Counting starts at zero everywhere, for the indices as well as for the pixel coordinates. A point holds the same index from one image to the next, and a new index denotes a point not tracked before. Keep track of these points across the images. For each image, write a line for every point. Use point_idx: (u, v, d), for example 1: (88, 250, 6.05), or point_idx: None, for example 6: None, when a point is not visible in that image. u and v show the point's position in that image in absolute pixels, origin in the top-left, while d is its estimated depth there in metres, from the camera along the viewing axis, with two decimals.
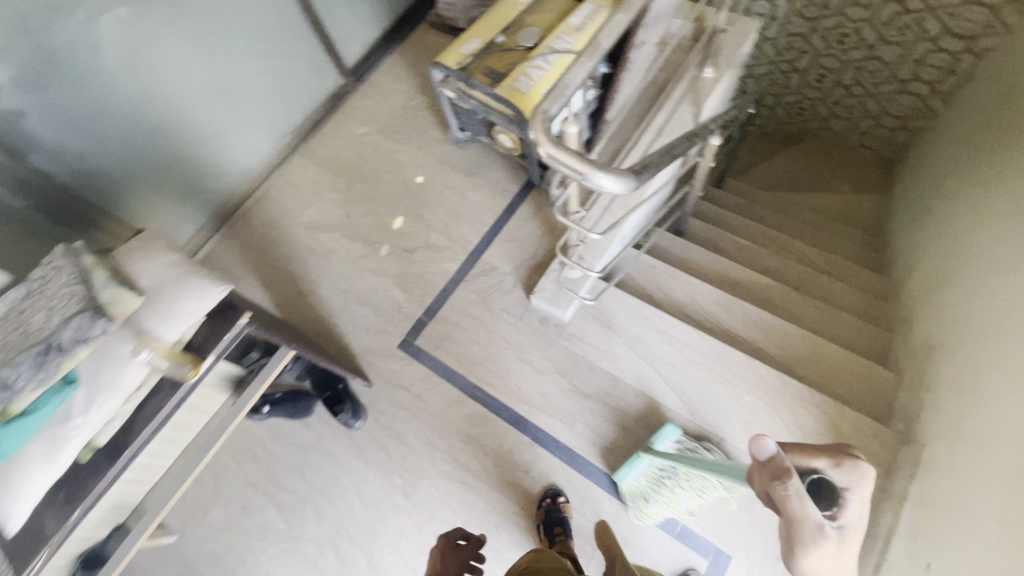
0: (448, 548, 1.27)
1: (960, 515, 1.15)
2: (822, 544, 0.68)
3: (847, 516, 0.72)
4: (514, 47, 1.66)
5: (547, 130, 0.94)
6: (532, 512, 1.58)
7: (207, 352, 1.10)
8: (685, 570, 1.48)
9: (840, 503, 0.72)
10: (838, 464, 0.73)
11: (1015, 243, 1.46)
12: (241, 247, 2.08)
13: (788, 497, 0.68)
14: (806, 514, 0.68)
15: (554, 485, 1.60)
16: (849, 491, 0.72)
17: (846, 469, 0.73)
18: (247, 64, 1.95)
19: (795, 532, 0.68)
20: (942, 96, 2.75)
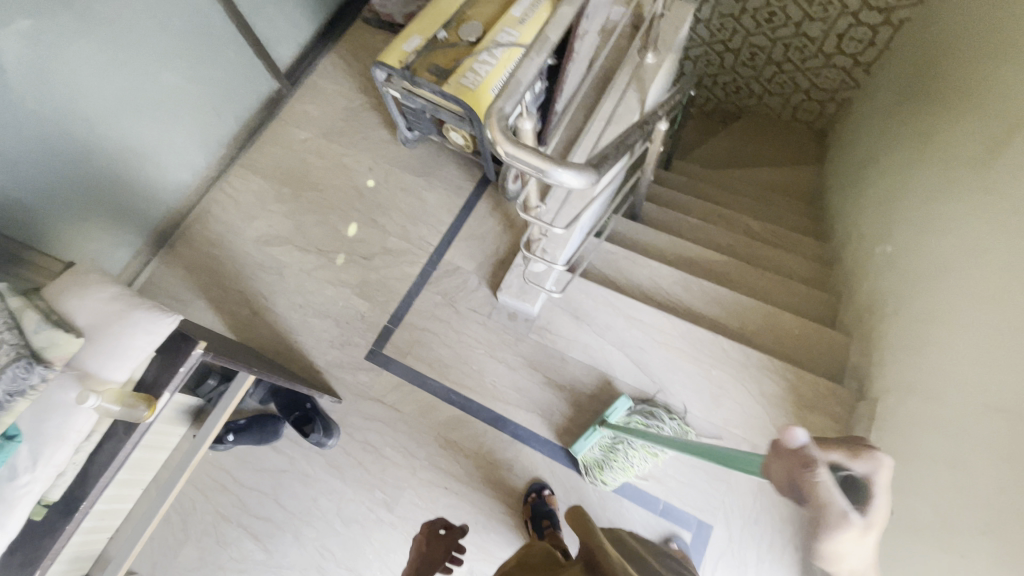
0: (431, 535, 1.33)
1: (916, 462, 1.24)
2: (847, 537, 0.53)
3: (874, 511, 0.55)
4: (457, 42, 1.63)
5: (503, 129, 0.92)
6: (519, 509, 1.58)
7: (162, 389, 1.01)
8: (667, 537, 1.51)
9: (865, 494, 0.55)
10: (854, 456, 0.56)
11: (943, 204, 1.57)
12: (185, 269, 1.96)
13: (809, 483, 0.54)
14: (833, 500, 0.53)
15: (539, 479, 1.61)
16: (874, 484, 0.56)
17: (868, 463, 0.56)
18: (170, 72, 1.82)
19: (819, 520, 0.52)
20: (864, 67, 2.92)
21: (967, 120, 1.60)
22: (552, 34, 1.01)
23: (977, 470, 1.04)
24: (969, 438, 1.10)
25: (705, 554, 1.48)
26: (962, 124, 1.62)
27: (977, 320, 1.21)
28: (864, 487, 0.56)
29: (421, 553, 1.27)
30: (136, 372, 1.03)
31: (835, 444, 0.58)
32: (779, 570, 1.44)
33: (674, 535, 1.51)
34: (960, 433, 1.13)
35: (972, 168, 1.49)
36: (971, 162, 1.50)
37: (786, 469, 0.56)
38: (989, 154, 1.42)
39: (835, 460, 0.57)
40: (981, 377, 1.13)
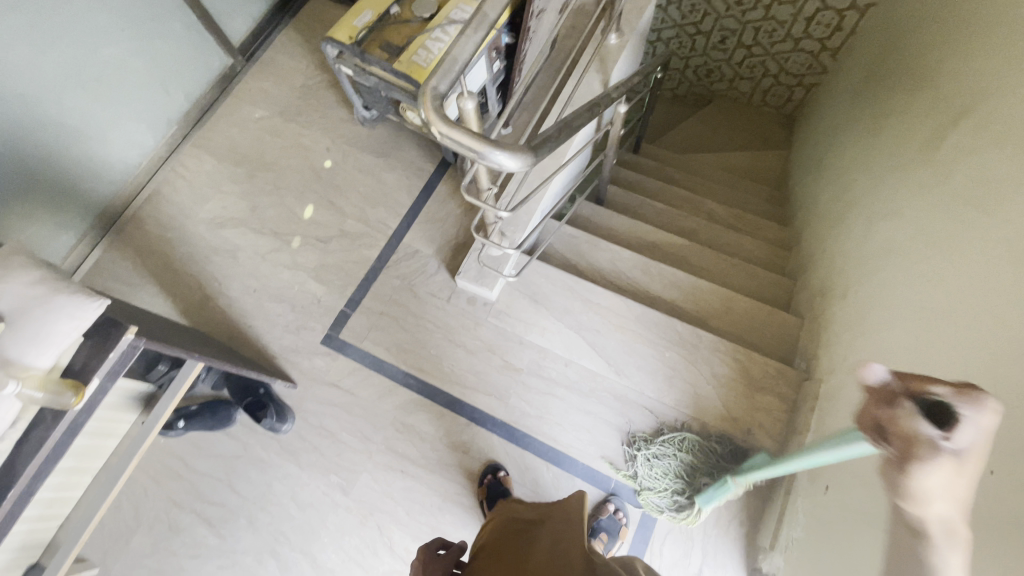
0: (428, 557, 1.04)
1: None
2: (938, 467, 0.55)
3: (962, 446, 0.55)
4: (410, 18, 1.58)
5: (438, 109, 0.90)
6: (474, 488, 1.59)
7: (91, 374, 0.99)
8: (607, 495, 1.58)
9: (954, 427, 0.55)
10: (963, 391, 0.56)
11: (893, 190, 1.60)
12: (135, 251, 1.90)
13: (898, 416, 0.59)
14: (916, 432, 0.57)
15: (494, 460, 1.62)
16: (976, 420, 0.55)
17: (977, 398, 0.55)
18: (110, 46, 1.73)
19: (906, 455, 0.58)
20: (831, 52, 2.94)
21: (920, 107, 1.62)
22: (492, 9, 0.97)
23: None
24: None
25: (653, 529, 1.54)
26: (915, 111, 1.65)
27: (916, 303, 1.25)
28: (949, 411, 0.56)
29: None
30: (63, 358, 0.99)
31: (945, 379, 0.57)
32: (724, 544, 1.48)
33: (612, 495, 1.57)
34: None
35: (920, 154, 1.52)
36: (920, 148, 1.53)
37: (875, 413, 0.63)
38: (938, 139, 1.44)
39: (941, 394, 0.57)
40: (916, 359, 1.16)
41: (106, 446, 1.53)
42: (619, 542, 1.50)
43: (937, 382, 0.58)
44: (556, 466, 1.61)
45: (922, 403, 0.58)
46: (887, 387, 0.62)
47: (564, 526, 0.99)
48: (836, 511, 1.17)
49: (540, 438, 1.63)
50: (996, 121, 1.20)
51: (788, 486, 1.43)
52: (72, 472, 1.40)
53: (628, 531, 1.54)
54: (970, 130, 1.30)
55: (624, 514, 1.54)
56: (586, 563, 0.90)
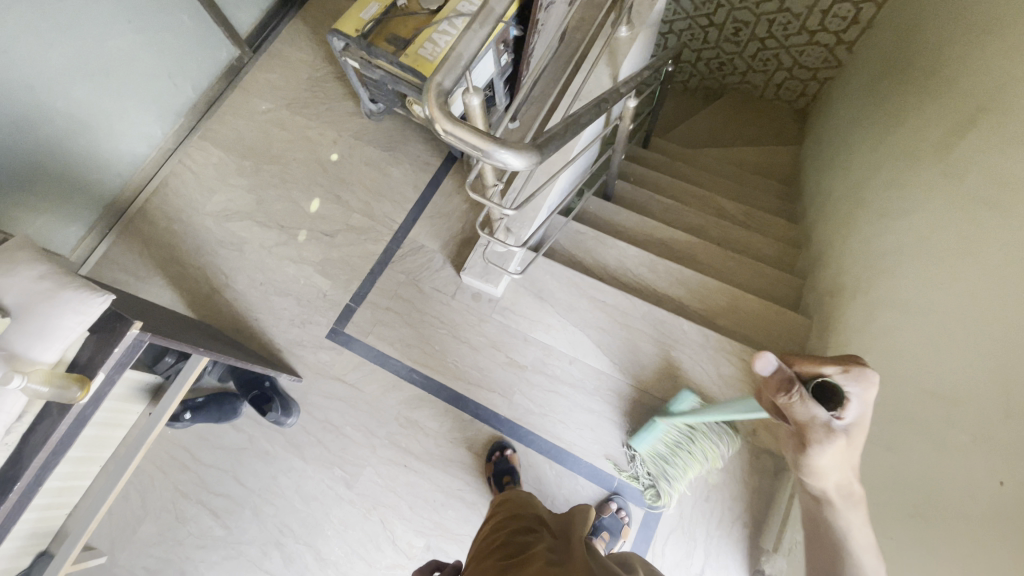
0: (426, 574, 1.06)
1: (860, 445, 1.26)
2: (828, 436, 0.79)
3: (848, 414, 0.79)
4: (417, 10, 1.56)
5: (443, 106, 0.89)
6: (482, 464, 1.61)
7: (96, 368, 0.99)
8: (610, 494, 1.57)
9: (841, 402, 0.79)
10: (844, 370, 0.79)
11: (906, 189, 1.57)
12: (142, 243, 1.91)
13: (796, 406, 0.78)
14: (815, 416, 0.78)
15: (502, 438, 1.63)
16: (855, 391, 0.79)
17: (849, 374, 0.79)
18: (118, 38, 1.73)
19: (808, 432, 0.80)
20: (847, 46, 2.88)
21: (935, 105, 1.59)
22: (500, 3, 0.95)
23: (914, 455, 1.07)
24: (910, 423, 1.12)
25: (656, 529, 1.53)
26: (930, 109, 1.61)
27: (925, 306, 1.23)
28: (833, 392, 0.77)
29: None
30: (68, 353, 1.00)
31: (829, 363, 0.79)
32: (727, 546, 1.48)
33: (615, 494, 1.57)
34: (902, 418, 1.15)
35: (935, 153, 1.49)
36: (935, 147, 1.50)
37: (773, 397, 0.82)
38: (953, 137, 1.41)
39: (827, 374, 0.79)
40: (924, 363, 1.15)
41: (114, 437, 1.55)
42: (621, 541, 1.49)
43: (821, 364, 0.80)
44: (559, 463, 1.61)
45: (808, 381, 0.80)
46: (778, 377, 0.76)
47: (565, 535, 0.99)
48: None
49: (544, 435, 1.63)
50: (1012, 120, 1.17)
51: (792, 488, 1.42)
52: (79, 462, 1.43)
53: (630, 531, 1.53)
54: (985, 130, 1.27)
55: (626, 513, 1.53)
56: (586, 560, 0.89)
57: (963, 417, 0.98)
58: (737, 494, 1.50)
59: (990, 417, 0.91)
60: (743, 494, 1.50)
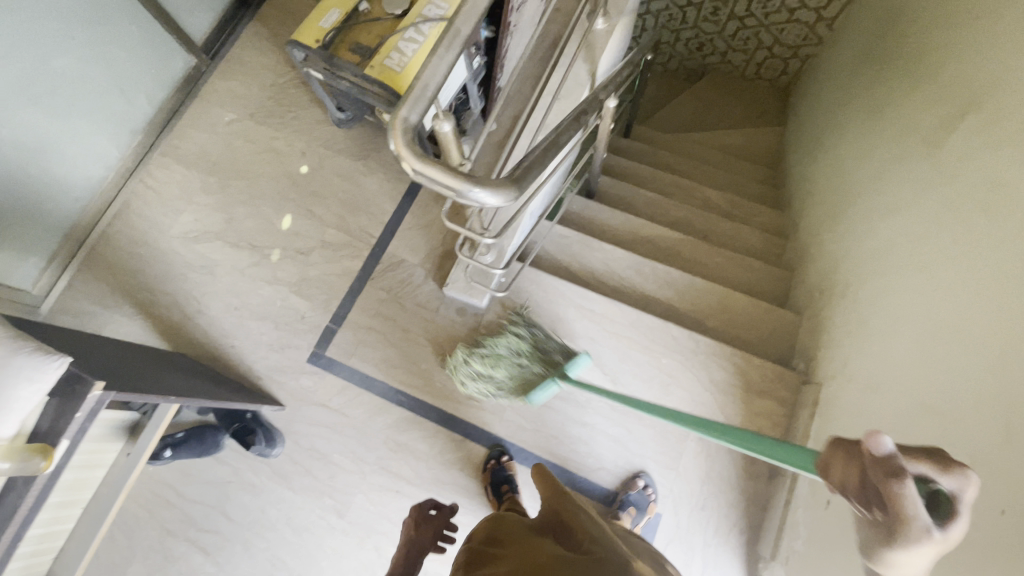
0: (422, 518, 1.29)
1: None
2: (926, 553, 0.52)
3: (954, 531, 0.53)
4: (381, 16, 1.47)
5: (409, 142, 0.81)
6: (478, 475, 1.59)
7: (59, 436, 0.97)
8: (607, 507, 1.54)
9: (945, 511, 0.53)
10: (946, 470, 0.54)
11: (895, 182, 1.54)
12: (107, 270, 1.82)
13: (899, 499, 0.52)
14: (912, 515, 0.52)
15: (498, 444, 1.61)
16: (961, 502, 0.53)
17: (961, 480, 0.54)
18: (61, 56, 1.61)
19: (896, 532, 0.52)
20: (828, 23, 2.82)
21: (923, 94, 1.54)
22: (466, 24, 0.88)
23: None
24: (906, 436, 1.11)
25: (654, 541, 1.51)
26: (918, 98, 1.57)
27: (921, 312, 1.21)
28: (949, 504, 0.53)
29: (410, 536, 1.23)
30: (28, 422, 0.99)
31: (926, 457, 0.56)
32: (724, 553, 1.48)
33: (642, 472, 1.54)
34: (895, 430, 1.14)
35: (924, 145, 1.45)
36: (924, 139, 1.46)
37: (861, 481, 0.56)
38: (943, 130, 1.37)
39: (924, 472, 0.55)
40: (920, 373, 1.13)
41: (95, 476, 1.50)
42: (647, 517, 1.47)
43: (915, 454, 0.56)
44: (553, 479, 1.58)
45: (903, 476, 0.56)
46: (889, 461, 0.54)
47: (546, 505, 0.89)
48: (837, 528, 1.16)
49: (537, 451, 1.60)
50: (1008, 118, 1.12)
51: (787, 494, 1.41)
52: (62, 506, 1.39)
53: (656, 506, 1.50)
54: (979, 124, 1.23)
55: (652, 490, 1.51)
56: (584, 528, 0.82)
57: (959, 435, 0.97)
58: (733, 501, 1.50)
59: (989, 442, 0.90)
60: (739, 500, 1.49)
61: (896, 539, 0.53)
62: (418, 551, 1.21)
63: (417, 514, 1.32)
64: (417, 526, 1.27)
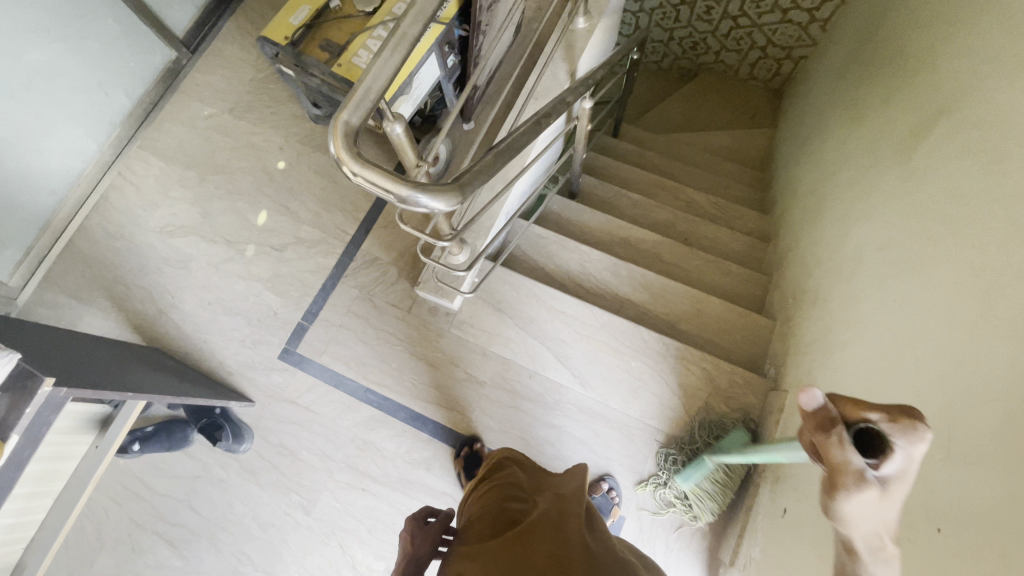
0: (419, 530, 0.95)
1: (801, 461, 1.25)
2: (866, 495, 0.54)
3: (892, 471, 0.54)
4: (352, 13, 1.47)
5: (349, 145, 0.81)
6: (445, 476, 1.59)
7: (9, 431, 1.00)
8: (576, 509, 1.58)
9: (883, 454, 0.54)
10: (895, 418, 0.54)
11: (868, 189, 1.52)
12: (83, 263, 1.83)
13: (830, 446, 0.56)
14: (846, 460, 0.55)
15: (474, 433, 1.61)
16: (901, 443, 0.54)
17: (905, 426, 0.54)
18: (36, 48, 1.62)
19: (833, 481, 0.55)
20: (820, 24, 2.79)
21: (900, 100, 1.52)
22: (412, 25, 0.86)
23: None
24: None
25: None
26: (894, 104, 1.55)
27: (883, 323, 1.19)
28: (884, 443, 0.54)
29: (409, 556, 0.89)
30: None
31: (877, 406, 0.55)
32: (686, 558, 1.49)
33: (607, 475, 1.55)
34: None
35: (897, 152, 1.43)
36: (897, 147, 1.44)
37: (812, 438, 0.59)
38: (914, 138, 1.36)
39: (873, 421, 0.55)
40: (878, 386, 1.12)
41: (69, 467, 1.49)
42: (611, 520, 1.50)
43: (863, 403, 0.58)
44: None
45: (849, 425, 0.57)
46: (821, 411, 0.58)
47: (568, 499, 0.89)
48: (791, 539, 1.15)
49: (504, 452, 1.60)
50: (975, 130, 1.11)
51: (750, 500, 1.41)
52: (33, 496, 1.38)
53: (620, 509, 1.54)
54: (947, 133, 1.22)
55: (617, 492, 1.53)
56: (583, 540, 0.79)
57: None
58: None
59: (935, 459, 0.90)
60: None
61: (836, 487, 0.55)
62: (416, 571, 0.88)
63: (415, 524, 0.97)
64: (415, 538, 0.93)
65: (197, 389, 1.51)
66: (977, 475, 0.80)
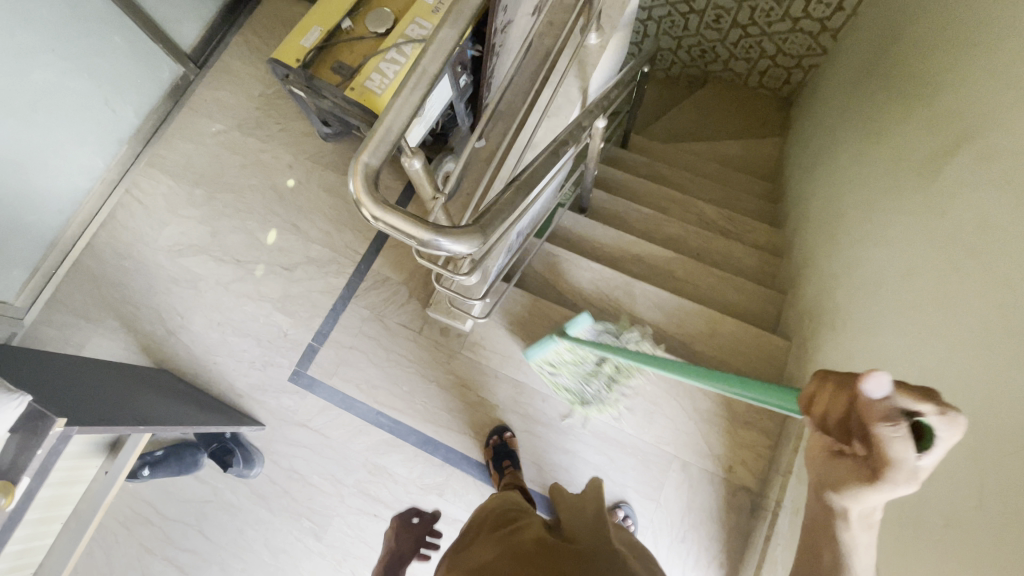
0: (403, 527, 1.48)
1: None
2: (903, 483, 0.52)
3: (931, 462, 0.51)
4: (364, 35, 1.45)
5: (369, 188, 0.79)
6: (456, 501, 1.57)
7: (20, 473, 1.02)
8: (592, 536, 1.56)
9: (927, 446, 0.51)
10: (945, 410, 0.49)
11: (887, 210, 1.50)
12: (91, 282, 1.81)
13: (885, 440, 0.49)
14: (897, 456, 0.50)
15: (503, 422, 1.60)
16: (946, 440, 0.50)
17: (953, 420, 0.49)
18: (42, 69, 1.61)
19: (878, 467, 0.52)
20: (832, 33, 2.76)
21: (919, 119, 1.50)
22: (433, 63, 0.84)
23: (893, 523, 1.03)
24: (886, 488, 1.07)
25: None
26: (914, 123, 1.52)
27: (906, 354, 1.17)
28: (931, 438, 0.50)
29: (393, 547, 1.38)
30: None
31: (935, 401, 0.49)
32: None
33: (622, 502, 1.52)
34: None
35: (917, 174, 1.41)
36: (918, 168, 1.42)
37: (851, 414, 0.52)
38: (936, 162, 1.33)
39: (923, 414, 0.50)
40: None
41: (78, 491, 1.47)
42: None
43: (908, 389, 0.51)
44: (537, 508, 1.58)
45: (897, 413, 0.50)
46: (880, 402, 0.48)
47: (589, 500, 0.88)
48: None
49: None
50: (1000, 159, 1.08)
51: (769, 529, 1.39)
52: (41, 523, 1.36)
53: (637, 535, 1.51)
54: (971, 159, 1.19)
55: (633, 520, 1.50)
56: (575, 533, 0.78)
57: (937, 494, 0.95)
58: (714, 533, 1.48)
59: (971, 507, 0.87)
60: (719, 533, 1.48)
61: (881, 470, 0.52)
62: (400, 558, 1.36)
63: (399, 525, 1.50)
64: (398, 535, 1.44)
65: (207, 414, 1.49)
66: (1010, 525, 0.78)
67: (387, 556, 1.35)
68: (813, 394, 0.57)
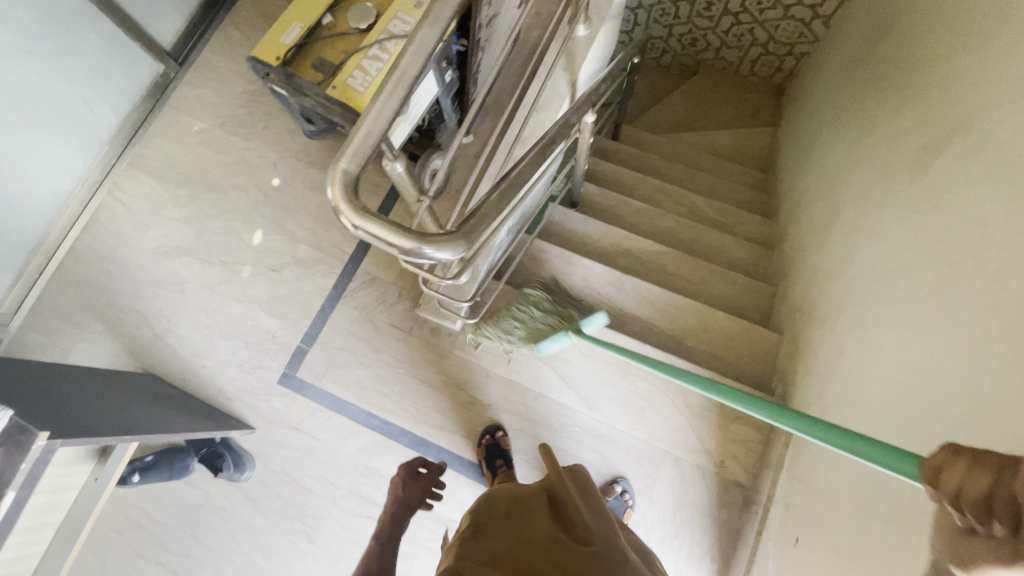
0: (409, 477, 1.39)
1: (806, 486, 1.24)
2: None
3: None
4: (346, 31, 1.42)
5: (347, 196, 0.77)
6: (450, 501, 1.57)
7: (6, 487, 1.02)
8: None
9: None
10: None
11: (880, 203, 1.48)
12: (76, 287, 1.78)
13: None
14: None
15: (495, 421, 1.60)
16: None
17: None
18: (15, 69, 1.57)
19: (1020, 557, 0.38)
20: (824, 20, 2.73)
21: (912, 110, 1.48)
22: (412, 65, 0.82)
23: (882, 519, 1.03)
24: None
25: None
26: (907, 114, 1.50)
27: (899, 352, 1.16)
28: None
29: (398, 498, 1.33)
30: None
31: None
32: None
33: (620, 478, 1.54)
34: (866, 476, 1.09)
35: (910, 167, 1.40)
36: (911, 160, 1.41)
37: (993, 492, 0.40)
38: (928, 154, 1.32)
39: None
40: (895, 415, 1.10)
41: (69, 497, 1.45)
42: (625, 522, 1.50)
43: None
44: None
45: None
46: None
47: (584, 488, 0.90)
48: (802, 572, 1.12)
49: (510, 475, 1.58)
50: (993, 152, 1.07)
51: (761, 524, 1.39)
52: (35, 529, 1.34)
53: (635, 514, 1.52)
54: (963, 153, 1.18)
55: (631, 496, 1.52)
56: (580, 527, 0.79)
57: None
58: (706, 527, 1.49)
59: None
60: (712, 527, 1.49)
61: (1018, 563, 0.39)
62: (405, 512, 1.31)
63: (406, 472, 1.41)
64: (405, 485, 1.37)
65: (197, 418, 1.48)
66: None
67: (392, 508, 1.31)
68: (943, 464, 0.45)
